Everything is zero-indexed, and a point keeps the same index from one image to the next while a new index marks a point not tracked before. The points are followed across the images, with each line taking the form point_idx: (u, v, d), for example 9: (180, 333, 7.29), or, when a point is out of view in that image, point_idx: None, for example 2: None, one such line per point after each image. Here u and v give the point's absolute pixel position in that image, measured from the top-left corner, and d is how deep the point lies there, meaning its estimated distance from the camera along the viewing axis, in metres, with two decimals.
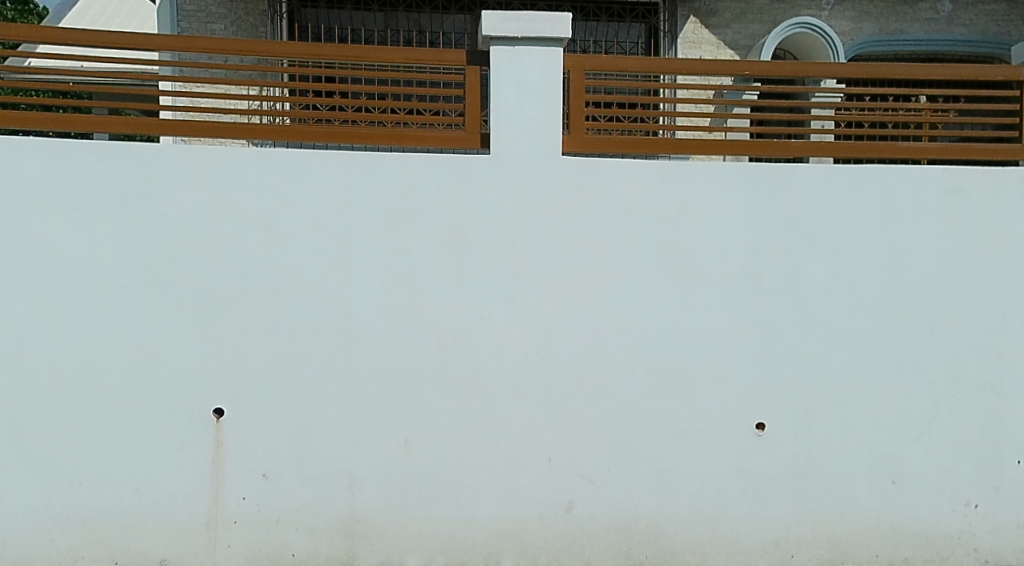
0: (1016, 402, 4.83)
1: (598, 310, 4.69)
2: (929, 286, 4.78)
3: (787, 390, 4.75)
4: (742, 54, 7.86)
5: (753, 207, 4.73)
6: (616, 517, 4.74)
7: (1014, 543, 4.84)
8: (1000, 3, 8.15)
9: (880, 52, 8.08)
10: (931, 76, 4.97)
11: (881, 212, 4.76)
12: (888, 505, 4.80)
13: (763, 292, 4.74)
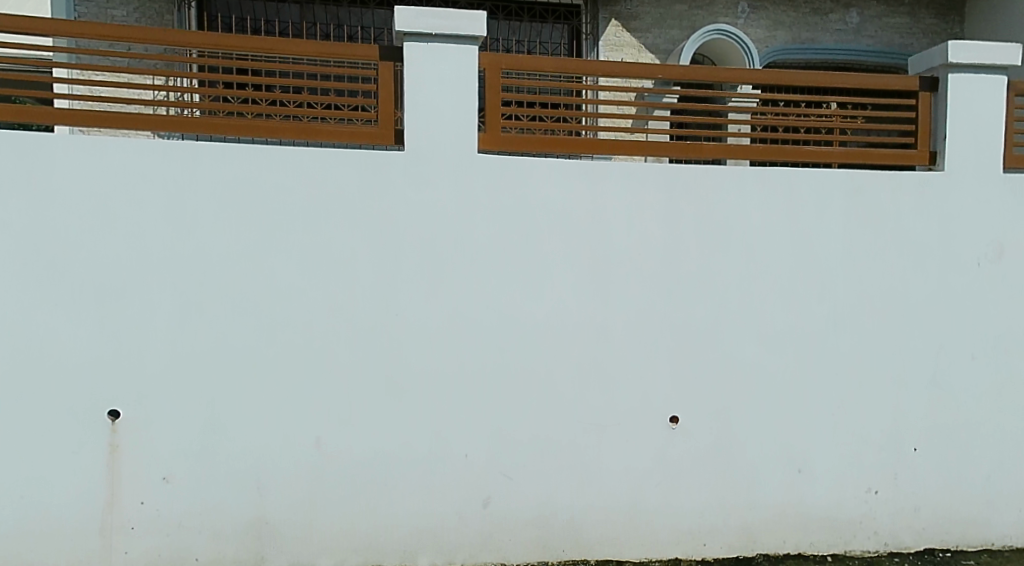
0: (914, 394, 5.07)
1: (518, 306, 4.76)
2: (831, 284, 4.99)
3: (695, 386, 4.90)
4: (663, 58, 8.04)
5: (667, 207, 4.86)
6: (533, 511, 4.82)
7: (911, 526, 5.09)
8: (904, 16, 8.52)
9: (793, 60, 8.38)
10: (835, 84, 5.16)
11: (789, 214, 4.94)
12: (794, 494, 5.00)
13: (673, 290, 4.87)
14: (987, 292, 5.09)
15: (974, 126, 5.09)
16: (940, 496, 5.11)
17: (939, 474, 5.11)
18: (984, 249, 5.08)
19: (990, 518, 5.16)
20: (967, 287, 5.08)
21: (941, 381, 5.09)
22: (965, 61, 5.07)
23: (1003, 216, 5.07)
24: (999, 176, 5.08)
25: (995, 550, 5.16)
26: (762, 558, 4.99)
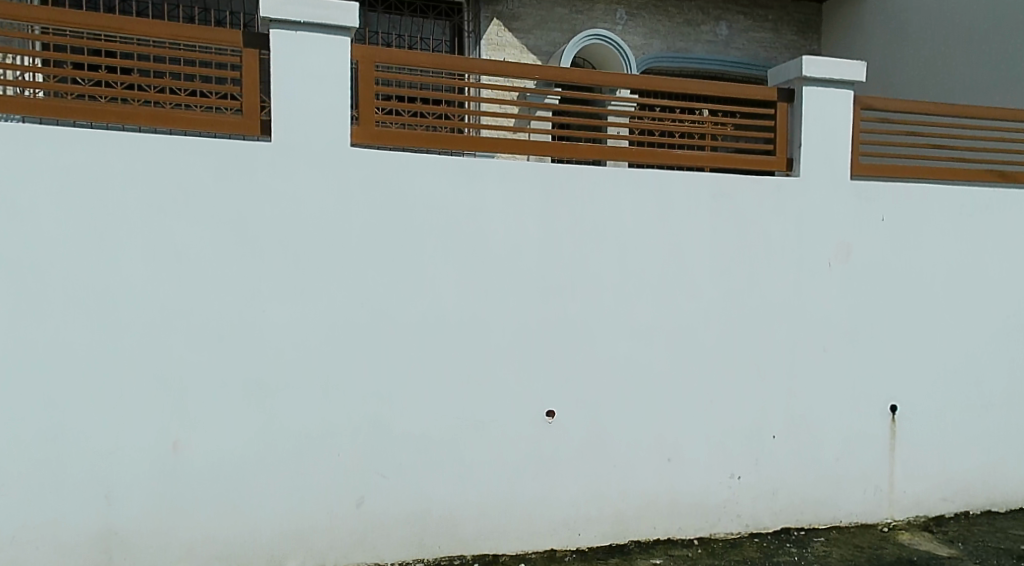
0: (770, 386, 5.37)
1: (396, 301, 4.78)
2: (695, 282, 5.22)
3: (566, 380, 5.03)
4: (544, 60, 8.19)
5: (543, 206, 4.98)
6: (408, 509, 4.84)
7: (770, 507, 5.39)
8: (767, 32, 9.11)
9: (669, 68, 8.71)
10: (703, 92, 5.39)
11: (660, 213, 5.15)
12: (663, 481, 5.21)
13: (548, 287, 4.99)
14: (837, 289, 5.47)
15: (826, 134, 5.43)
16: (795, 478, 5.43)
17: (794, 459, 5.43)
18: (834, 249, 5.45)
19: (839, 498, 5.53)
20: (819, 284, 5.43)
21: (797, 373, 5.41)
22: (817, 75, 5.40)
23: (850, 218, 5.47)
24: (847, 183, 5.46)
25: (844, 528, 5.54)
26: (634, 544, 5.16)
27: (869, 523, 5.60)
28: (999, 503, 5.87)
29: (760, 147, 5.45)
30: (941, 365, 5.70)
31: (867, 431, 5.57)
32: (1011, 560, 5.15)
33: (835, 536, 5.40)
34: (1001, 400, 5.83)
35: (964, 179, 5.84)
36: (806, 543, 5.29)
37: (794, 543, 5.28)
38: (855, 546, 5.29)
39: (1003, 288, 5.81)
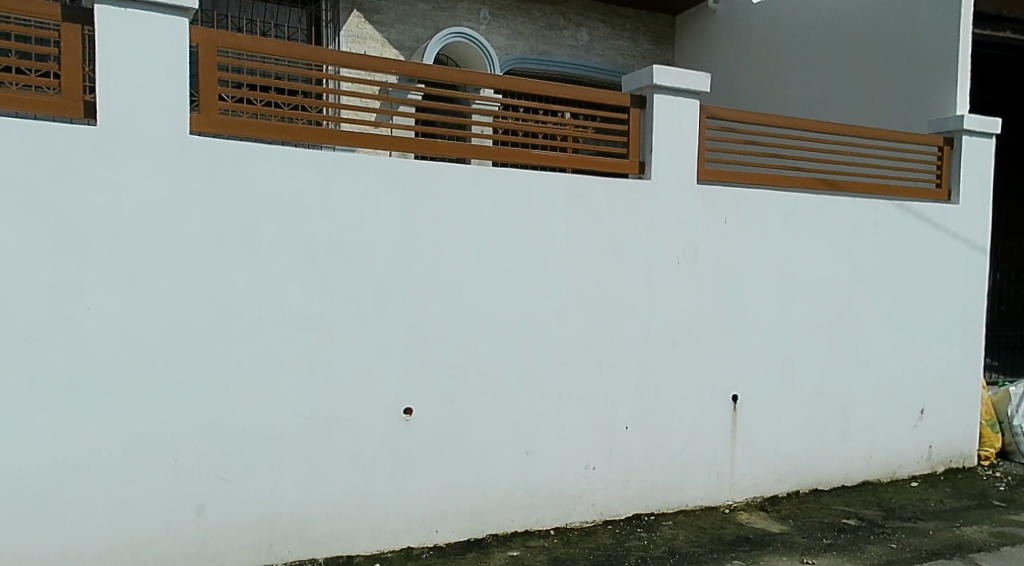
0: (621, 381, 5.56)
1: (245, 298, 4.64)
2: (547, 280, 5.34)
3: (419, 378, 5.04)
4: (407, 55, 8.17)
5: (398, 203, 4.96)
6: (255, 515, 4.70)
7: (622, 494, 5.60)
8: (626, 40, 9.45)
9: (535, 70, 8.89)
10: (557, 94, 5.50)
11: (516, 212, 5.24)
12: (520, 475, 5.31)
13: (404, 285, 4.98)
14: (684, 288, 5.74)
15: (674, 140, 5.67)
16: (645, 467, 5.66)
17: (644, 449, 5.66)
18: (681, 249, 5.71)
19: (686, 484, 5.80)
20: (667, 281, 5.68)
21: (647, 367, 5.64)
22: (666, 83, 5.63)
23: (696, 219, 5.75)
24: (693, 186, 5.74)
25: (690, 510, 5.82)
26: (491, 538, 5.24)
27: (712, 505, 5.91)
28: (823, 482, 6.38)
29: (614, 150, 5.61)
30: (776, 358, 6.10)
31: (711, 421, 5.88)
32: (835, 533, 5.62)
33: (681, 519, 5.69)
34: (827, 389, 6.33)
35: (796, 185, 6.21)
36: (654, 527, 5.53)
37: (643, 527, 5.51)
38: (700, 527, 5.57)
39: (831, 287, 6.30)
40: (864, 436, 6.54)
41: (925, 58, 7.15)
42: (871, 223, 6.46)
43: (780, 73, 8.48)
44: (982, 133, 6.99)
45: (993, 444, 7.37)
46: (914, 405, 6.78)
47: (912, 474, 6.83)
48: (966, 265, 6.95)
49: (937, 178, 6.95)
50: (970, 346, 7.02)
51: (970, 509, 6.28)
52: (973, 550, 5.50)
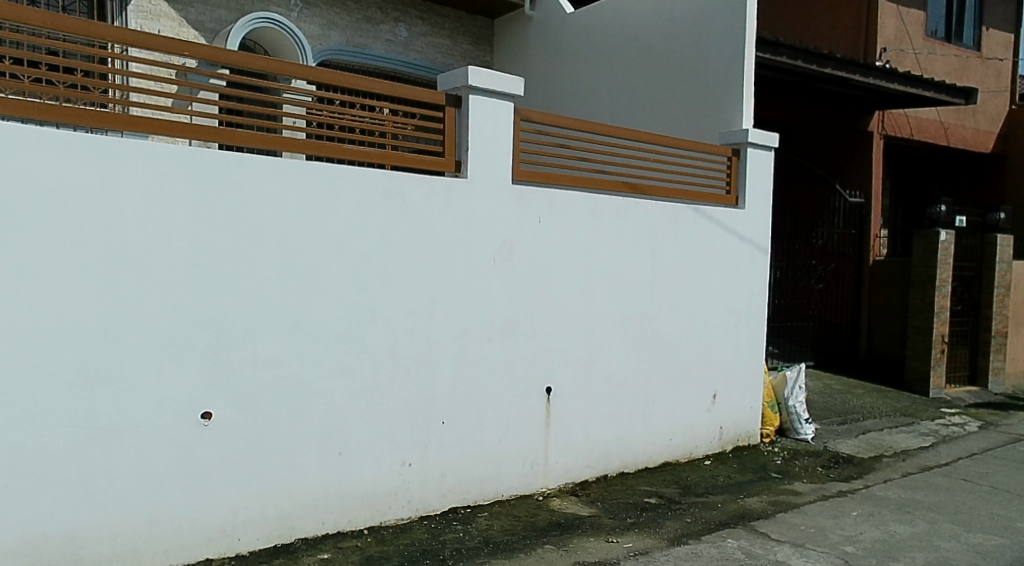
0: (435, 377, 5.59)
1: (8, 299, 4.22)
2: (358, 277, 5.26)
3: (220, 380, 4.80)
4: (208, 37, 7.83)
5: (195, 197, 4.70)
6: (21, 538, 4.27)
7: (437, 490, 5.63)
8: (444, 38, 9.50)
9: (353, 63, 8.76)
10: (368, 89, 5.42)
11: (326, 206, 5.13)
12: (329, 476, 5.20)
13: (202, 283, 4.73)
14: (498, 284, 5.85)
15: (488, 139, 5.76)
16: (461, 462, 5.74)
17: (460, 442, 5.73)
18: (496, 248, 5.83)
19: (501, 474, 5.93)
20: (482, 280, 5.77)
21: (463, 362, 5.71)
22: (480, 84, 5.71)
23: (509, 219, 5.88)
24: (506, 185, 5.87)
25: (505, 500, 5.95)
26: (300, 542, 5.09)
27: (525, 493, 6.06)
28: (628, 464, 6.70)
29: (429, 148, 5.62)
30: (584, 353, 6.35)
31: (522, 413, 6.02)
32: (637, 512, 5.93)
33: (496, 510, 5.80)
34: (631, 380, 6.66)
35: (604, 189, 6.49)
36: (469, 519, 5.61)
37: (459, 520, 5.58)
38: (513, 516, 5.71)
39: (635, 285, 6.64)
40: (664, 423, 6.92)
41: (716, 72, 7.69)
42: (670, 224, 6.87)
43: (590, 77, 8.80)
44: (764, 146, 7.62)
45: (772, 423, 8.00)
46: (707, 391, 7.26)
47: (707, 453, 7.33)
48: (749, 264, 7.54)
49: (726, 185, 7.50)
50: (753, 336, 7.64)
51: (753, 481, 6.83)
52: (754, 518, 5.99)
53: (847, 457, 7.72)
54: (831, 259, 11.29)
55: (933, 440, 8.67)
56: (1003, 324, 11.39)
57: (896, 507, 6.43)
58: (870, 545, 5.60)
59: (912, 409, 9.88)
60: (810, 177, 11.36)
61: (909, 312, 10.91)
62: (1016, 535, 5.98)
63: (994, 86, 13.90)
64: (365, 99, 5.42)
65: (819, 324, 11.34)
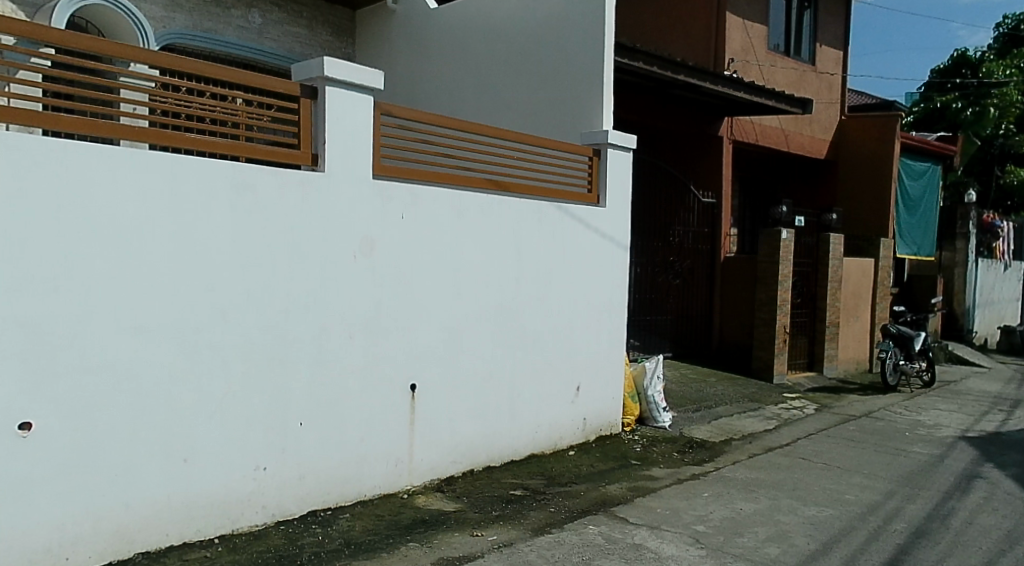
0: (290, 378, 5.42)
1: None
2: (207, 274, 5.01)
3: (48, 386, 4.44)
4: (31, 12, 7.25)
5: (17, 186, 4.31)
6: None
7: (295, 493, 5.47)
8: (302, 27, 9.24)
9: (202, 48, 8.35)
10: (218, 77, 5.19)
11: (171, 198, 4.85)
12: (174, 485, 4.92)
13: (25, 279, 4.35)
14: (358, 281, 5.75)
15: (345, 133, 5.64)
16: (321, 464, 5.60)
17: (319, 443, 5.59)
18: (357, 243, 5.73)
19: (363, 474, 5.84)
20: (341, 275, 5.65)
21: (322, 361, 5.58)
22: (337, 76, 5.59)
23: (369, 214, 5.79)
24: (366, 180, 5.78)
25: (368, 500, 5.86)
26: (140, 557, 4.79)
27: (389, 491, 5.99)
28: (494, 458, 6.74)
29: (285, 140, 5.43)
30: (447, 350, 6.33)
31: (385, 410, 5.95)
32: (502, 505, 5.98)
33: (358, 511, 5.70)
34: (495, 375, 6.70)
35: (470, 185, 6.47)
36: (330, 522, 5.49)
37: (318, 523, 5.45)
38: (376, 516, 5.64)
39: (497, 281, 6.68)
40: (530, 416, 7.02)
41: (575, 74, 7.87)
42: (534, 220, 6.96)
43: (454, 73, 8.79)
44: (623, 148, 7.82)
45: (633, 413, 8.23)
46: (571, 383, 7.41)
47: (571, 444, 7.46)
48: (609, 261, 7.75)
49: (588, 184, 7.65)
50: (612, 330, 7.84)
51: (613, 469, 7.02)
52: (614, 504, 6.16)
53: (701, 441, 8.07)
54: (687, 255, 11.72)
55: (776, 423, 9.18)
56: (836, 315, 12.17)
57: (742, 487, 6.75)
58: (719, 522, 5.88)
59: (760, 394, 10.42)
60: (667, 176, 11.74)
61: (756, 305, 11.49)
62: (847, 507, 6.40)
63: (827, 98, 14.81)
64: (215, 87, 5.17)
65: (677, 316, 11.70)
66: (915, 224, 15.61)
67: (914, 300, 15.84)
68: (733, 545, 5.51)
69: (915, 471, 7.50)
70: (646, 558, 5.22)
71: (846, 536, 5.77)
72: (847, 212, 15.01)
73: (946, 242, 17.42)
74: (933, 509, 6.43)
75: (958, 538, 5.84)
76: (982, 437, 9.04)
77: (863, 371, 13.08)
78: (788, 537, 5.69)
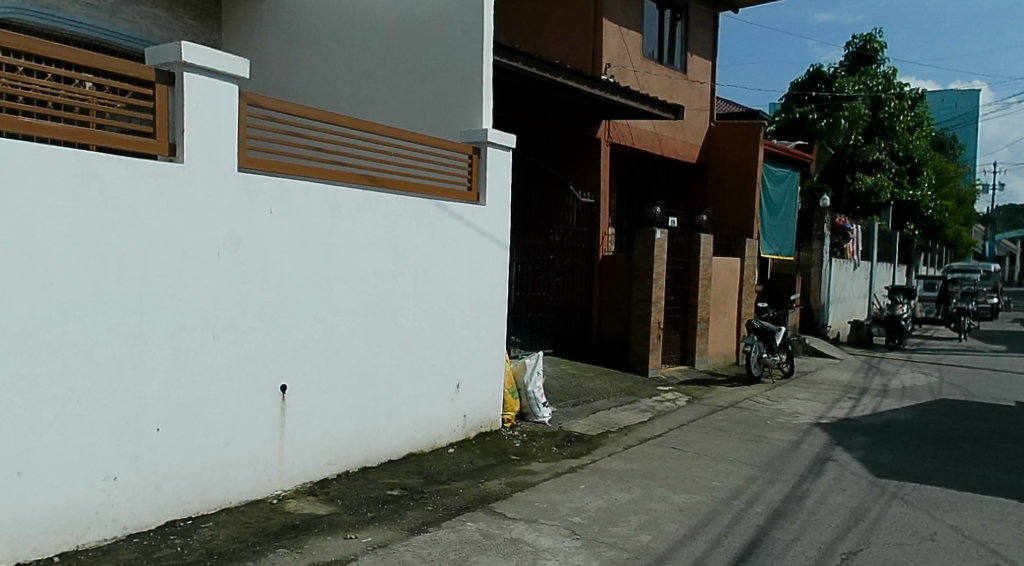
0: (145, 380, 5.15)
1: None
2: (48, 271, 4.71)
3: None
4: None
5: None
6: None
7: (151, 503, 5.20)
8: (158, 10, 8.84)
9: (44, 25, 7.84)
10: (62, 58, 4.87)
11: (6, 189, 4.52)
12: (8, 500, 4.59)
13: None
14: (221, 277, 5.52)
15: (206, 123, 5.43)
16: (181, 471, 5.35)
17: (178, 448, 5.34)
18: (221, 239, 5.52)
19: (229, 480, 5.63)
20: (204, 272, 5.43)
21: (182, 361, 5.34)
22: (195, 62, 5.34)
23: (235, 209, 5.59)
24: (231, 173, 5.57)
25: (233, 508, 5.65)
26: None
27: (257, 497, 5.80)
28: (371, 459, 6.64)
29: (139, 127, 5.17)
30: (318, 349, 6.19)
31: (252, 411, 5.76)
32: (379, 505, 5.90)
33: (223, 518, 5.49)
34: (371, 374, 6.61)
35: (341, 180, 6.35)
36: (191, 532, 5.25)
37: (177, 534, 5.20)
38: (242, 523, 5.44)
39: (372, 278, 6.58)
40: (409, 413, 6.96)
41: (452, 72, 7.86)
42: (411, 217, 6.90)
43: (329, 66, 8.61)
44: (502, 146, 7.85)
45: (513, 408, 8.28)
46: (451, 380, 7.39)
47: (451, 442, 7.43)
48: (488, 258, 7.76)
49: (468, 181, 7.64)
50: (491, 328, 7.86)
51: (493, 465, 7.04)
52: (493, 500, 6.18)
53: (578, 435, 8.18)
54: (566, 254, 11.86)
55: (650, 415, 9.41)
56: (706, 311, 12.60)
57: (617, 477, 6.89)
58: (595, 513, 5.98)
59: (636, 388, 10.69)
60: (544, 176, 11.86)
61: (632, 301, 11.76)
62: (713, 493, 6.64)
63: (698, 106, 15.31)
64: (60, 69, 4.86)
65: (556, 314, 11.82)
66: (779, 226, 16.37)
67: (776, 296, 16.61)
68: (607, 534, 5.61)
69: (775, 456, 7.85)
70: (522, 551, 5.26)
71: (712, 521, 5.97)
72: (716, 213, 15.57)
73: (804, 243, 18.33)
74: (789, 492, 6.74)
75: (812, 517, 6.15)
76: (834, 423, 9.56)
77: (730, 364, 13.60)
78: (658, 524, 5.84)
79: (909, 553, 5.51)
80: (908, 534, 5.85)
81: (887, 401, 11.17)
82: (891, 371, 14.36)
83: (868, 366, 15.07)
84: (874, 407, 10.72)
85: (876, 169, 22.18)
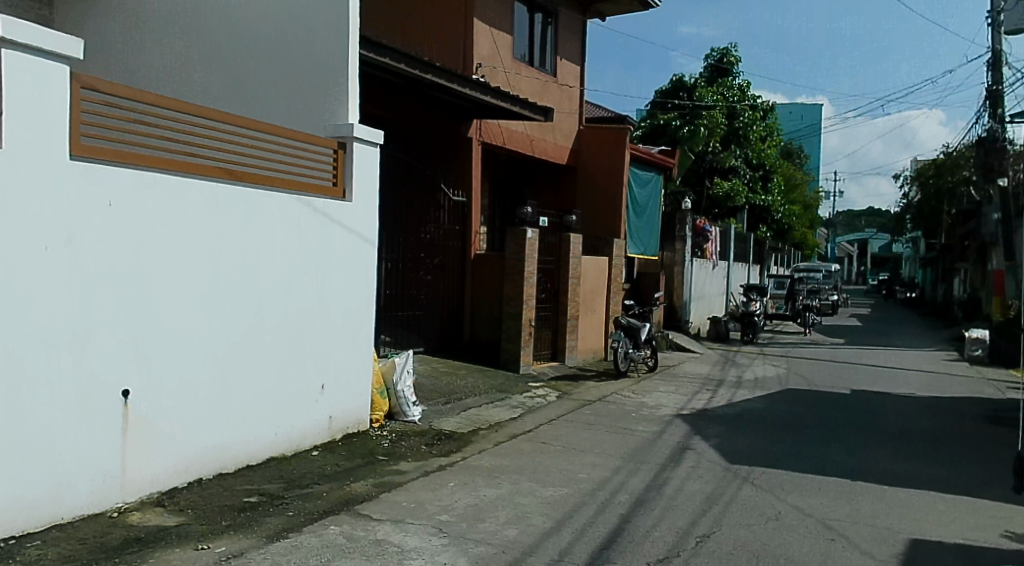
0: None
1: None
2: None
3: None
4: None
5: None
6: None
7: None
8: None
9: None
10: None
11: None
12: None
13: None
14: (51, 273, 5.15)
15: (32, 107, 5.04)
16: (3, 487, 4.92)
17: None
18: (52, 232, 5.14)
19: (60, 495, 5.23)
20: (30, 268, 5.05)
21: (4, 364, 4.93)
22: (16, 38, 4.96)
23: (68, 201, 5.23)
24: (62, 162, 5.20)
25: (66, 524, 5.26)
26: None
27: (94, 511, 5.44)
28: (226, 465, 6.39)
29: None
30: (164, 350, 5.89)
31: (90, 418, 5.41)
32: (234, 514, 5.68)
33: (53, 536, 5.09)
34: (225, 375, 6.36)
35: (190, 171, 6.07)
36: (13, 554, 4.82)
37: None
38: (77, 540, 5.09)
39: (225, 275, 6.33)
40: (270, 415, 6.76)
41: (317, 66, 7.68)
42: (270, 213, 6.69)
43: (187, 55, 8.27)
44: (368, 142, 7.71)
45: (381, 408, 8.18)
46: (316, 380, 7.22)
47: (315, 444, 7.24)
48: (353, 256, 7.61)
49: (331, 177, 7.47)
50: (358, 327, 7.73)
51: (360, 466, 6.92)
52: (358, 502, 6.06)
53: (449, 433, 8.15)
54: (437, 252, 11.81)
55: (521, 411, 9.49)
56: (576, 308, 12.83)
57: (486, 474, 6.91)
58: (462, 510, 5.97)
59: (507, 385, 10.76)
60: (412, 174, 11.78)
61: (504, 299, 11.81)
62: (579, 485, 6.74)
63: (567, 108, 15.54)
64: None
65: (427, 312, 11.65)
66: (644, 227, 16.85)
67: (642, 294, 17.10)
68: (474, 530, 5.60)
69: (639, 447, 8.07)
70: (387, 552, 5.17)
71: (577, 512, 6.06)
72: (586, 213, 15.86)
73: (668, 243, 18.92)
74: (651, 480, 6.93)
75: (671, 504, 6.34)
76: (693, 414, 9.90)
77: (599, 359, 13.90)
78: (526, 518, 5.88)
79: (758, 533, 5.75)
80: (757, 515, 6.13)
81: (742, 392, 11.69)
82: (745, 364, 15.04)
83: (725, 359, 15.71)
84: (730, 398, 11.18)
85: (733, 175, 23.27)
